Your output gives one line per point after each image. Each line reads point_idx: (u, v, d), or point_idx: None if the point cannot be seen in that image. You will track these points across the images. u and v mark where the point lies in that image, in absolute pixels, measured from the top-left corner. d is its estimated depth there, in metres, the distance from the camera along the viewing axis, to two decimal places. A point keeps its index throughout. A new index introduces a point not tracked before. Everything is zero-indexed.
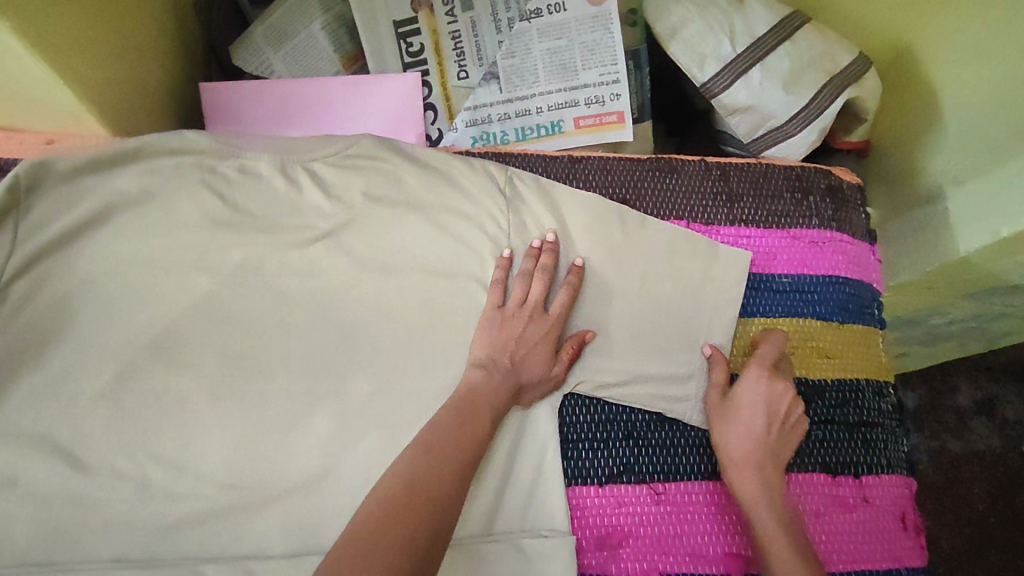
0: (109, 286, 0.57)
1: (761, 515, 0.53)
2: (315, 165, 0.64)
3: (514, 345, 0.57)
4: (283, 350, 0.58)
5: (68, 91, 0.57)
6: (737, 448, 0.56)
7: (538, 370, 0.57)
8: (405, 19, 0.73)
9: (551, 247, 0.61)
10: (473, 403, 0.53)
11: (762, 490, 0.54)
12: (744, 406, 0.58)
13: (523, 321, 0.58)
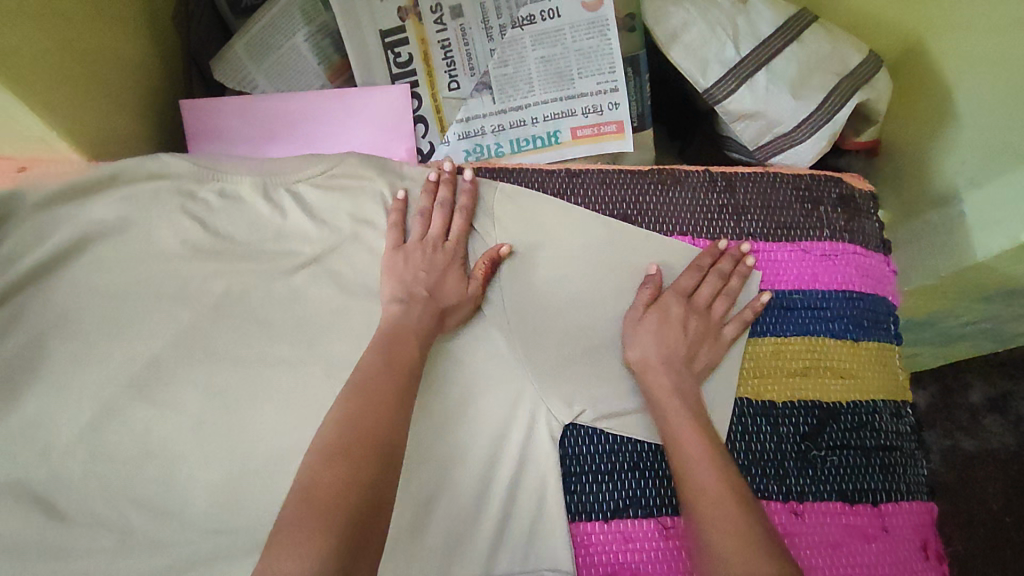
0: (86, 322, 0.55)
1: (678, 417, 0.53)
2: (299, 186, 0.61)
3: (423, 275, 0.57)
4: (268, 382, 0.55)
5: (36, 117, 0.54)
6: (651, 356, 0.57)
7: (452, 293, 0.57)
8: (392, 29, 0.70)
9: (448, 178, 0.61)
10: (393, 338, 0.52)
11: (676, 393, 0.54)
12: (656, 320, 0.58)
13: (427, 249, 0.58)
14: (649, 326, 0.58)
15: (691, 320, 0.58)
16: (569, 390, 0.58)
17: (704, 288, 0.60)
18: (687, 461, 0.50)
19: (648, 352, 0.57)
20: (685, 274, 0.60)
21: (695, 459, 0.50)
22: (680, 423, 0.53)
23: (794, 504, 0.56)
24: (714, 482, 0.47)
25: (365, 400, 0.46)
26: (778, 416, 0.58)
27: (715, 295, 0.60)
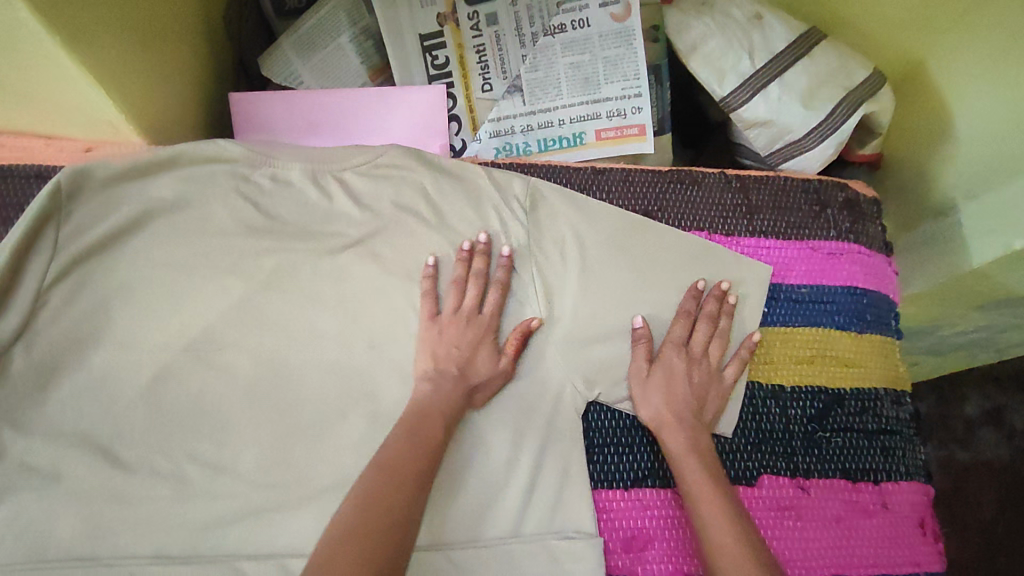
0: (148, 289, 0.59)
1: (689, 471, 0.56)
2: (345, 174, 0.66)
3: (455, 351, 0.59)
4: (316, 354, 0.59)
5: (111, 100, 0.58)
6: (664, 413, 0.59)
7: (483, 369, 0.59)
8: (431, 33, 0.75)
9: (482, 248, 0.63)
10: (423, 415, 0.55)
11: (692, 448, 0.57)
12: (665, 375, 0.61)
13: (461, 325, 0.60)
14: (660, 386, 0.60)
15: (694, 371, 0.61)
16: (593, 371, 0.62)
17: (698, 333, 0.63)
18: (706, 510, 0.52)
19: (669, 411, 0.59)
20: (675, 323, 0.63)
21: (713, 514, 0.52)
22: (695, 477, 0.55)
23: (800, 480, 0.60)
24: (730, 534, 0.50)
25: (389, 480, 0.49)
26: (786, 399, 0.63)
27: (710, 338, 0.63)
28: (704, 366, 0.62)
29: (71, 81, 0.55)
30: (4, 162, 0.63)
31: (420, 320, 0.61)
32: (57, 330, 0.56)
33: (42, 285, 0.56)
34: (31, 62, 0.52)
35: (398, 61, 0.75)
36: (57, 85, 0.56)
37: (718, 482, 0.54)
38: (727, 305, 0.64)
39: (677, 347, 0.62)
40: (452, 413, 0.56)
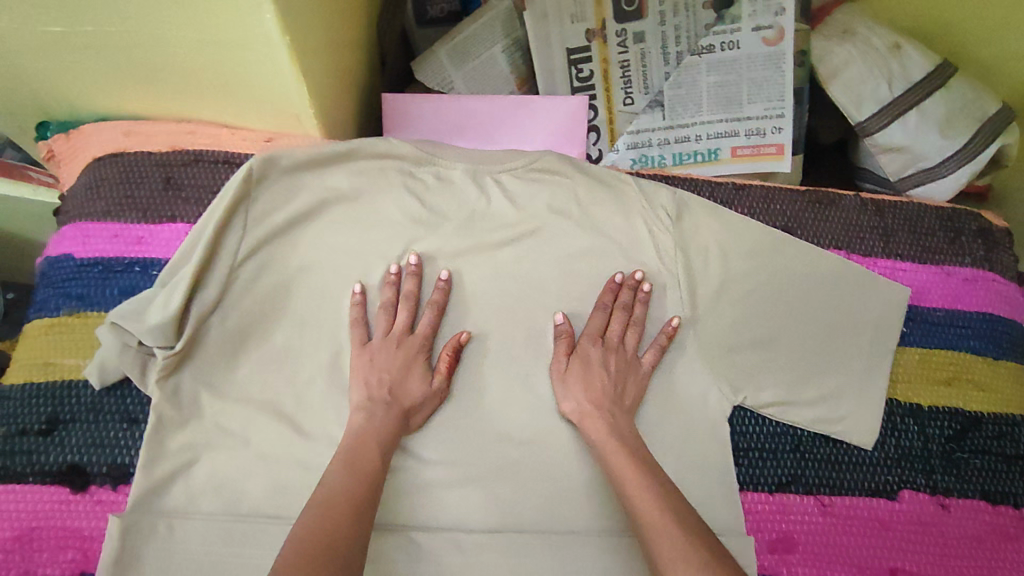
0: (325, 273, 0.66)
1: (620, 462, 0.56)
2: (503, 176, 0.70)
3: (386, 376, 0.61)
4: (478, 343, 0.65)
5: (306, 96, 0.64)
6: (584, 404, 0.61)
7: (415, 390, 0.62)
8: (579, 47, 0.79)
9: (410, 270, 0.65)
10: (360, 445, 0.56)
11: (613, 438, 0.59)
12: (582, 365, 0.63)
13: (400, 348, 0.63)
14: (578, 375, 0.63)
15: (610, 359, 0.64)
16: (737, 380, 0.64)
17: (612, 325, 0.65)
18: (637, 494, 0.53)
19: (585, 401, 0.61)
20: (590, 318, 0.66)
21: (640, 494, 0.53)
22: (630, 477, 0.55)
23: (940, 498, 0.62)
24: (659, 512, 0.51)
25: (325, 517, 0.48)
26: (925, 419, 0.64)
27: (626, 328, 0.65)
28: (615, 351, 0.64)
29: (277, 76, 0.62)
30: (195, 149, 0.70)
31: (352, 348, 0.63)
32: (247, 306, 0.62)
33: (239, 259, 0.63)
34: (252, 57, 0.59)
35: (543, 73, 0.80)
36: (265, 79, 0.63)
37: (644, 468, 0.56)
38: (642, 295, 0.66)
39: (593, 343, 0.64)
40: (387, 437, 0.58)
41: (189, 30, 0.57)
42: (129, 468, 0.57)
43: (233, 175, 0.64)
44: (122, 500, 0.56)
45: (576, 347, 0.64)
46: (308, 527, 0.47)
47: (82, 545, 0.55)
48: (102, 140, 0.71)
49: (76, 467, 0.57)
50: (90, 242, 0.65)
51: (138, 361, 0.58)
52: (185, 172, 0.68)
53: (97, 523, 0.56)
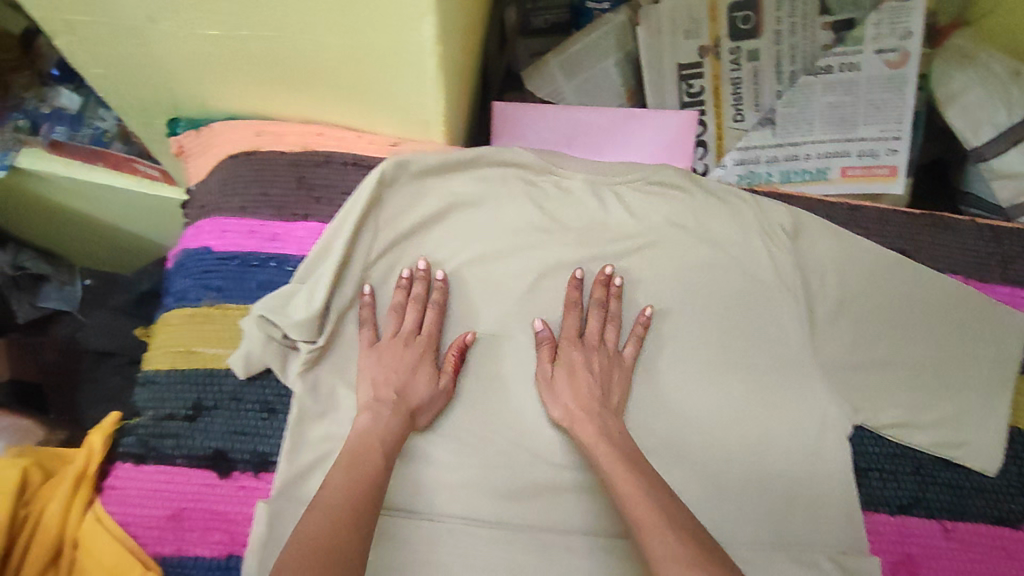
0: (450, 275, 0.68)
1: (612, 467, 0.56)
2: (620, 188, 0.72)
3: (393, 376, 0.62)
4: (597, 351, 0.67)
5: (442, 101, 0.67)
6: (572, 407, 0.62)
7: (423, 389, 0.62)
8: (690, 63, 0.80)
9: (423, 274, 0.66)
10: (359, 445, 0.57)
11: (601, 436, 0.59)
12: (567, 371, 0.64)
13: (403, 349, 0.63)
14: (567, 378, 0.64)
15: (595, 361, 0.65)
16: (856, 401, 0.65)
17: (589, 323, 0.66)
18: (631, 499, 0.53)
19: (575, 404, 0.62)
20: (567, 318, 0.66)
21: (634, 497, 0.53)
22: (624, 475, 0.55)
23: None
24: (649, 518, 0.50)
25: (335, 524, 0.48)
26: None
27: (604, 324, 0.67)
28: (591, 347, 0.66)
29: (417, 82, 0.65)
30: (323, 151, 0.72)
31: (361, 348, 0.63)
32: (380, 305, 0.66)
33: (374, 256, 0.67)
34: (402, 62, 0.62)
35: (653, 88, 0.81)
36: (404, 84, 0.66)
37: (636, 470, 0.56)
38: (615, 288, 0.68)
39: (575, 344, 0.65)
40: (392, 435, 0.58)
41: (349, 35, 0.60)
42: (269, 457, 0.60)
43: (368, 174, 0.66)
44: (262, 486, 0.59)
45: (559, 349, 0.65)
46: (297, 531, 0.48)
47: (229, 528, 0.58)
48: (231, 139, 0.73)
49: (220, 452, 0.60)
50: (228, 237, 0.68)
51: (279, 353, 0.61)
52: (317, 173, 0.71)
53: (241, 507, 0.59)
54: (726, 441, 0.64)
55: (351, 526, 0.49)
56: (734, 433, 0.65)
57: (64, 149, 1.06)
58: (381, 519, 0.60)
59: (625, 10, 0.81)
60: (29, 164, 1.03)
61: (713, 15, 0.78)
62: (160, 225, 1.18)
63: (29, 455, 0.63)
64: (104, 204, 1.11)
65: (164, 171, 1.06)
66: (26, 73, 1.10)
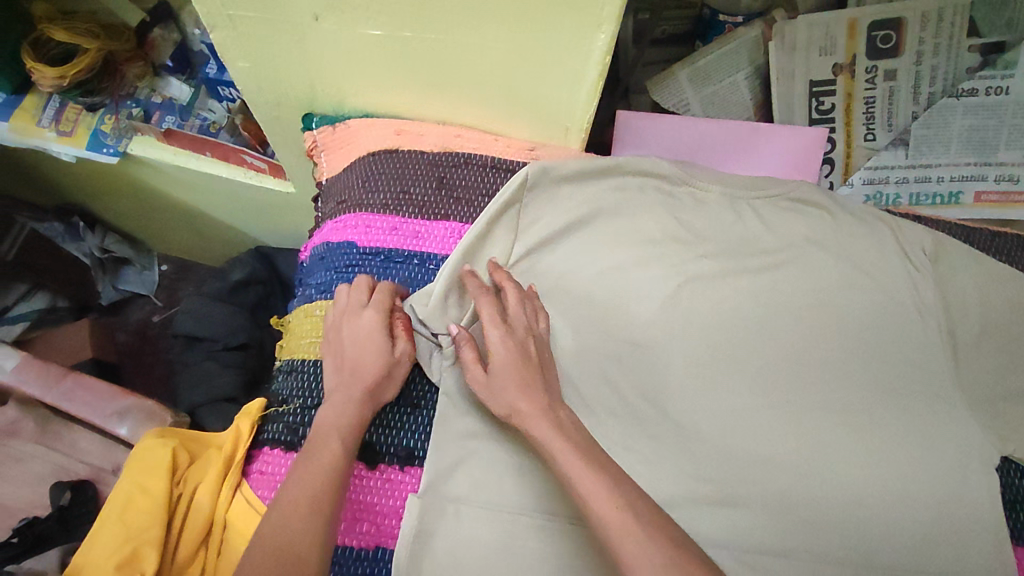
0: (588, 282, 0.68)
1: (569, 466, 0.48)
2: (757, 203, 0.72)
3: (357, 353, 0.58)
4: (736, 364, 0.66)
5: (591, 110, 0.68)
6: (515, 401, 0.53)
7: (381, 357, 0.58)
8: (823, 80, 0.80)
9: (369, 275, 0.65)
10: (317, 433, 0.55)
11: (552, 428, 0.51)
12: (496, 353, 0.56)
13: (365, 328, 0.59)
14: (499, 363, 0.55)
15: (520, 338, 0.58)
16: (999, 429, 0.65)
17: (504, 302, 0.60)
18: (592, 498, 0.45)
19: (513, 395, 0.54)
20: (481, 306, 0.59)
21: (595, 492, 0.46)
22: (578, 472, 0.47)
23: None
24: (615, 516, 0.44)
25: (283, 512, 0.50)
26: None
27: (517, 300, 0.61)
28: (515, 323, 0.59)
29: (574, 88, 0.65)
30: (464, 152, 0.74)
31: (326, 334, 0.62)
32: None
33: (521, 257, 0.68)
34: (562, 72, 0.63)
35: (783, 103, 0.81)
36: (559, 90, 0.66)
37: (592, 463, 0.48)
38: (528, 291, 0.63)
39: (494, 321, 0.57)
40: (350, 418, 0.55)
41: (517, 41, 0.61)
42: (414, 452, 0.61)
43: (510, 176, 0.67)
44: (409, 482, 0.60)
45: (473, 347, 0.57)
46: (263, 533, 0.49)
47: (376, 520, 0.59)
48: (371, 137, 0.76)
49: (367, 445, 0.61)
50: (372, 234, 0.70)
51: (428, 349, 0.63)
52: (457, 173, 0.73)
53: (388, 501, 0.59)
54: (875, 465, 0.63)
55: (309, 524, 0.50)
56: (882, 458, 0.63)
57: (175, 137, 1.08)
58: (515, 521, 0.57)
59: (760, 24, 0.80)
60: (141, 150, 1.08)
61: (852, 32, 0.77)
62: (252, 216, 1.20)
63: (174, 437, 0.64)
64: (206, 192, 1.14)
65: (270, 162, 1.07)
66: (139, 63, 1.10)
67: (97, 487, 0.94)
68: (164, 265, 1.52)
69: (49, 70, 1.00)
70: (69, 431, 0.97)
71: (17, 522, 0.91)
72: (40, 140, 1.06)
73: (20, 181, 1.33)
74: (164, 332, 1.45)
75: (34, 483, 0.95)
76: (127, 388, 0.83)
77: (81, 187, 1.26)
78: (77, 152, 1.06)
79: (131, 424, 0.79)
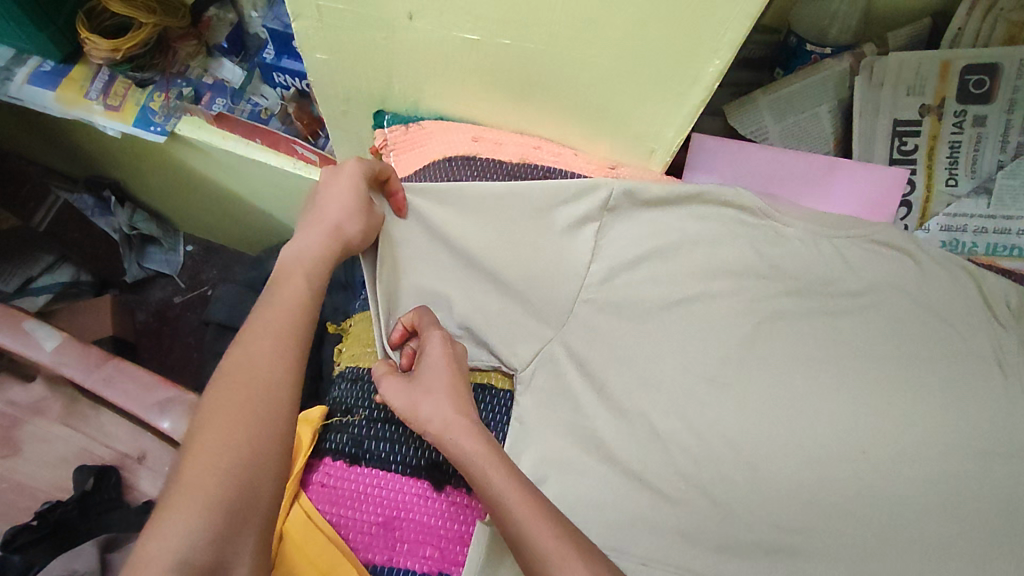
0: (665, 312, 0.67)
1: (500, 485, 0.49)
2: (842, 241, 0.69)
3: (342, 206, 0.60)
4: (816, 408, 0.63)
5: (682, 136, 0.67)
6: (438, 417, 0.53)
7: (357, 223, 0.60)
8: (908, 120, 0.78)
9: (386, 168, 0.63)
10: (285, 274, 0.57)
11: (485, 454, 0.51)
12: (428, 375, 0.56)
13: (338, 188, 0.60)
14: (429, 382, 0.55)
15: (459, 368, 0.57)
16: None
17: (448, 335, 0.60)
18: (531, 522, 0.47)
19: (438, 420, 0.53)
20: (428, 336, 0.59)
21: (537, 527, 0.47)
22: (510, 489, 0.49)
23: None
24: (560, 553, 0.45)
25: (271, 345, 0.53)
26: None
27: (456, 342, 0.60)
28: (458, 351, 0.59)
29: (669, 112, 0.64)
30: (541, 165, 0.71)
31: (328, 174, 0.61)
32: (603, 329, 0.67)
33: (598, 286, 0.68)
34: (660, 93, 0.62)
35: (865, 141, 0.79)
36: (656, 109, 0.64)
37: (533, 494, 0.49)
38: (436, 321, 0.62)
39: (437, 334, 0.59)
40: (314, 261, 0.58)
41: (618, 58, 0.59)
42: None
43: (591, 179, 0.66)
44: (475, 507, 0.57)
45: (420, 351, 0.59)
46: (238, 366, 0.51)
47: (439, 545, 0.57)
48: (447, 140, 0.74)
49: (435, 466, 0.58)
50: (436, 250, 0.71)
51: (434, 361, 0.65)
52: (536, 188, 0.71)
53: (453, 525, 0.57)
54: (968, 531, 0.59)
55: (280, 355, 0.52)
56: (975, 525, 0.59)
57: (224, 122, 1.04)
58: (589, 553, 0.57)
59: (849, 57, 0.78)
60: (187, 131, 1.02)
61: (944, 74, 0.75)
62: (293, 206, 1.17)
63: None
64: (249, 180, 1.11)
65: (322, 156, 1.04)
66: (193, 41, 1.08)
67: (121, 475, 0.91)
68: (190, 245, 1.48)
69: (104, 42, 0.98)
70: (96, 414, 0.94)
71: (39, 505, 0.89)
72: (87, 113, 1.03)
73: (57, 152, 1.31)
74: (186, 313, 1.42)
75: (58, 466, 0.92)
76: (168, 378, 0.80)
77: (118, 162, 1.23)
78: (123, 128, 1.03)
79: (174, 417, 0.77)
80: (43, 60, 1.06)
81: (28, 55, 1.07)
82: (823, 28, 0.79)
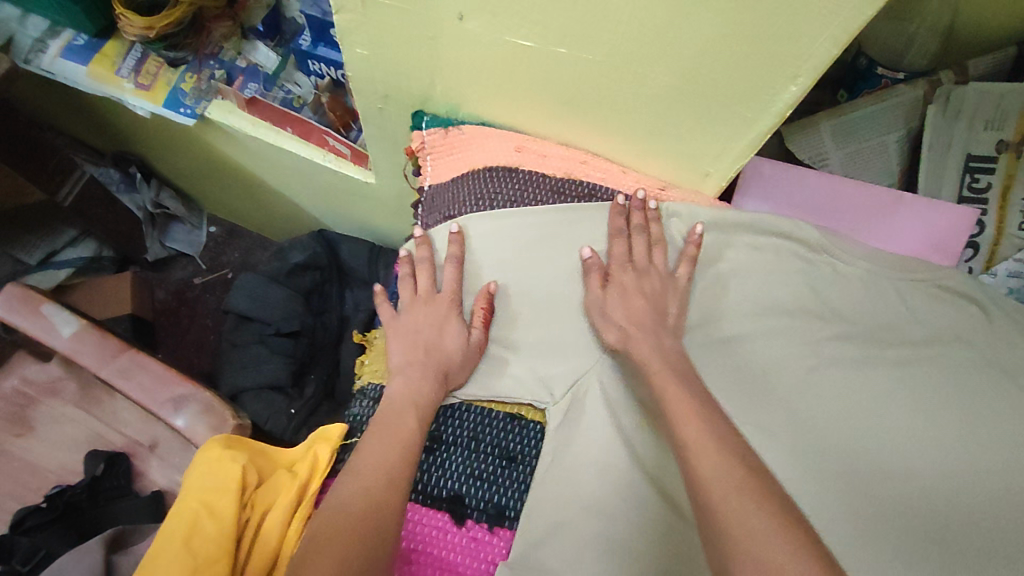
0: (710, 347, 0.63)
1: (668, 393, 0.54)
2: (903, 287, 0.66)
3: (421, 334, 0.64)
4: (868, 462, 0.58)
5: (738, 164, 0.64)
6: (626, 327, 0.60)
7: (452, 342, 0.63)
8: (980, 156, 0.73)
9: (422, 240, 0.68)
10: (394, 409, 0.59)
11: (656, 354, 0.58)
12: (618, 293, 0.62)
13: (407, 327, 0.65)
14: (616, 300, 0.62)
15: (646, 281, 0.62)
16: None
17: (635, 247, 0.64)
18: (666, 401, 0.53)
19: (629, 325, 0.60)
20: (614, 244, 0.64)
21: (693, 428, 0.50)
22: (676, 398, 0.53)
23: None
24: (700, 441, 0.49)
25: (394, 446, 0.55)
26: None
27: (650, 247, 0.64)
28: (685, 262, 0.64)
29: (730, 139, 0.61)
30: (589, 182, 0.69)
31: (388, 317, 0.68)
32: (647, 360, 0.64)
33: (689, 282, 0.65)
34: (724, 118, 0.58)
35: (933, 175, 0.74)
36: (716, 134, 0.61)
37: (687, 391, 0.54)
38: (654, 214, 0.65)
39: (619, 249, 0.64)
40: (423, 404, 0.59)
41: (683, 81, 0.55)
42: (506, 511, 0.59)
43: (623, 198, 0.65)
44: (497, 545, 0.58)
45: (609, 275, 0.63)
46: (361, 457, 0.54)
47: None
48: (489, 149, 0.69)
49: (458, 498, 0.59)
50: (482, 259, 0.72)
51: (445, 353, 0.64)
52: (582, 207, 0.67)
53: (473, 563, 0.58)
54: None
55: (399, 453, 0.55)
56: None
57: (257, 106, 1.00)
58: None
59: (924, 83, 0.74)
60: (218, 116, 1.00)
61: None
62: (318, 197, 1.13)
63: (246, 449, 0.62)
64: (278, 169, 1.08)
65: (355, 151, 0.99)
66: (228, 22, 1.06)
67: (131, 463, 0.88)
68: (213, 226, 1.46)
69: (137, 18, 0.93)
70: (111, 398, 0.91)
71: (50, 488, 0.87)
72: (118, 91, 1.01)
73: (85, 126, 1.29)
74: (205, 294, 1.41)
75: (69, 449, 0.89)
76: (185, 372, 0.78)
77: (146, 140, 1.21)
78: (152, 108, 1.00)
79: (189, 415, 0.75)
80: (76, 34, 1.04)
81: (62, 28, 1.05)
82: (897, 54, 0.76)
